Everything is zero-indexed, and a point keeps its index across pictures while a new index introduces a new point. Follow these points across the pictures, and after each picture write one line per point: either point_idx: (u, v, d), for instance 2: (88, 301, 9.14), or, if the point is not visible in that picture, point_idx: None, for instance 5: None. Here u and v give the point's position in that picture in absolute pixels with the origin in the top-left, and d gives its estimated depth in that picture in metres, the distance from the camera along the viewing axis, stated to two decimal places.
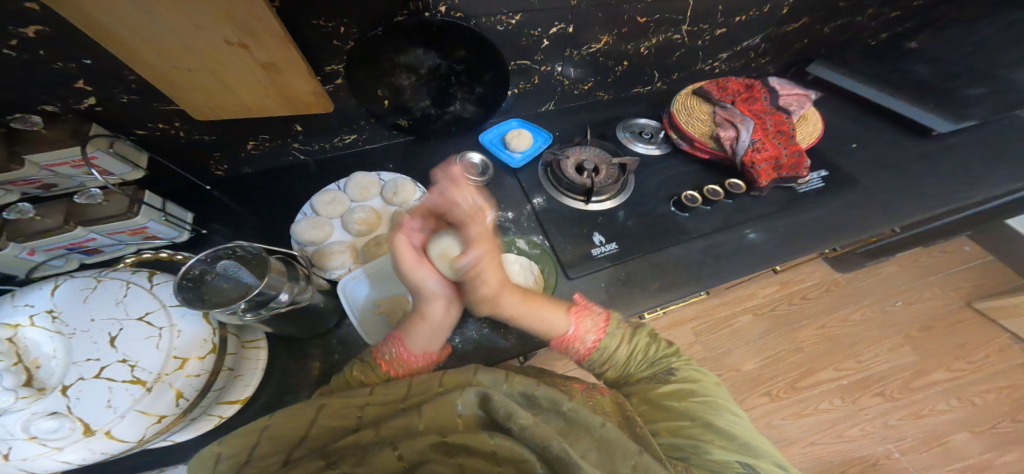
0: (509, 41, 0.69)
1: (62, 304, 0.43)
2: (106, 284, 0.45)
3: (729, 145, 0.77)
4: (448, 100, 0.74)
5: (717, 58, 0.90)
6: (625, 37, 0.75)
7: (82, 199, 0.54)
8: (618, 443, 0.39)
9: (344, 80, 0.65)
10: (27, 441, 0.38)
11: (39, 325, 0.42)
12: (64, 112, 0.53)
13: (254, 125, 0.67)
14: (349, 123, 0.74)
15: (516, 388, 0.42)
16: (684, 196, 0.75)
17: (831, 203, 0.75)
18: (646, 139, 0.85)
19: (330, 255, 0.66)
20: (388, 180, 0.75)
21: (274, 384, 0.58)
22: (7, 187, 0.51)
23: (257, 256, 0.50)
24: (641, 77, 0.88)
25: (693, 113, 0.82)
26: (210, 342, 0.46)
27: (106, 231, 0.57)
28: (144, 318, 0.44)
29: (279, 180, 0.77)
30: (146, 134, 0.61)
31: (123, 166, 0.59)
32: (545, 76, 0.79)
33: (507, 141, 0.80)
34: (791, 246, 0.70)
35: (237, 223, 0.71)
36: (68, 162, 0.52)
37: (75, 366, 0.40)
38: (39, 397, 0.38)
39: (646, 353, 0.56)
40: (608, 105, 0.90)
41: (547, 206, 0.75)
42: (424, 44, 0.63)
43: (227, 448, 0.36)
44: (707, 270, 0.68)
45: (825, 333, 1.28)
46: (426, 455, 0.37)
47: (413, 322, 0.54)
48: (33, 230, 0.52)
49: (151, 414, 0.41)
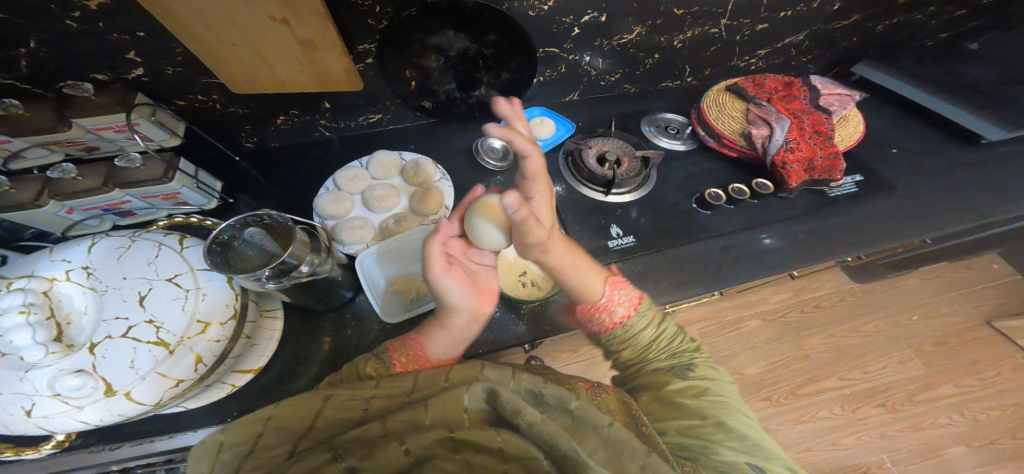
0: (541, 28, 0.67)
1: (97, 261, 0.44)
2: (139, 245, 0.46)
3: (761, 143, 0.74)
4: (473, 84, 0.74)
5: (754, 54, 0.88)
6: (660, 28, 0.74)
7: (121, 163, 0.55)
8: (625, 444, 0.39)
9: (375, 60, 0.65)
10: (50, 398, 0.39)
11: (74, 280, 0.42)
12: (113, 81, 0.55)
13: (284, 99, 0.68)
14: (374, 103, 0.74)
15: (523, 386, 0.43)
16: (708, 193, 0.74)
17: (857, 210, 0.73)
18: (671, 134, 0.83)
19: (351, 230, 0.67)
20: (410, 159, 0.75)
21: (292, 354, 0.60)
22: (50, 148, 0.52)
23: (282, 225, 0.51)
24: (672, 71, 0.86)
25: (724, 110, 0.79)
26: (232, 308, 0.46)
27: (140, 194, 0.58)
28: (173, 280, 0.45)
29: (302, 155, 0.77)
30: (185, 105, 0.62)
31: (162, 132, 0.59)
32: (572, 65, 0.77)
33: (529, 128, 0.79)
34: (808, 253, 0.69)
35: (260, 195, 0.72)
36: (111, 127, 0.53)
37: (104, 324, 0.41)
38: (69, 354, 0.39)
39: (670, 342, 0.55)
40: (635, 98, 0.89)
41: (566, 195, 0.74)
42: (455, 26, 0.63)
43: (229, 437, 0.36)
44: (725, 270, 0.67)
45: (834, 342, 1.26)
46: (433, 449, 0.36)
47: (435, 329, 0.55)
48: (74, 190, 0.54)
49: (170, 378, 0.42)
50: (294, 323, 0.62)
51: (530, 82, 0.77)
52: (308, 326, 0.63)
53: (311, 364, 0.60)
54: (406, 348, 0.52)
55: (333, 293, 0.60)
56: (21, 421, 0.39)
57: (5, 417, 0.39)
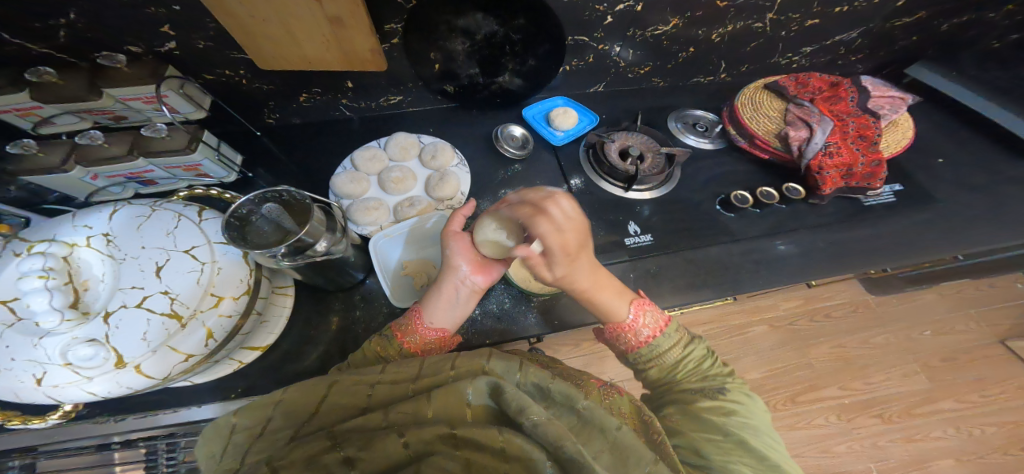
0: (573, 15, 0.64)
1: (118, 229, 0.43)
2: (160, 214, 0.45)
3: (797, 146, 0.71)
4: (498, 69, 0.72)
5: (797, 51, 0.84)
6: (698, 20, 0.71)
7: (148, 132, 0.54)
8: (632, 450, 0.38)
9: (401, 40, 0.63)
10: (62, 367, 0.38)
11: (93, 246, 0.42)
12: (146, 53, 0.54)
13: (308, 77, 0.66)
14: (397, 85, 0.72)
15: (529, 379, 0.42)
16: (734, 195, 0.72)
17: (880, 222, 0.71)
18: (699, 132, 0.81)
19: (366, 211, 0.66)
20: (428, 142, 0.74)
21: (301, 332, 0.61)
22: (80, 115, 0.53)
23: (302, 203, 0.49)
24: (706, 65, 0.83)
25: (760, 109, 0.76)
26: (245, 283, 0.46)
27: (163, 164, 0.57)
28: (189, 251, 0.43)
29: (321, 134, 0.76)
30: (212, 79, 0.61)
31: (189, 106, 0.59)
32: (601, 55, 0.75)
33: (551, 117, 0.77)
34: (826, 264, 0.68)
35: (274, 171, 0.71)
36: (140, 98, 0.54)
37: (120, 293, 0.40)
38: (83, 322, 0.38)
39: (698, 365, 0.52)
40: (663, 93, 0.86)
41: (584, 189, 0.73)
42: (484, 8, 0.61)
43: (241, 421, 0.37)
44: (742, 274, 0.66)
45: (841, 352, 1.25)
46: (433, 445, 0.35)
47: (430, 293, 0.54)
48: (100, 157, 0.53)
49: (180, 352, 0.41)
50: (304, 301, 0.62)
51: (556, 71, 0.75)
52: (318, 304, 0.63)
53: (318, 344, 0.60)
54: (408, 316, 0.53)
55: (346, 274, 0.60)
56: (32, 389, 0.38)
57: (16, 385, 0.38)
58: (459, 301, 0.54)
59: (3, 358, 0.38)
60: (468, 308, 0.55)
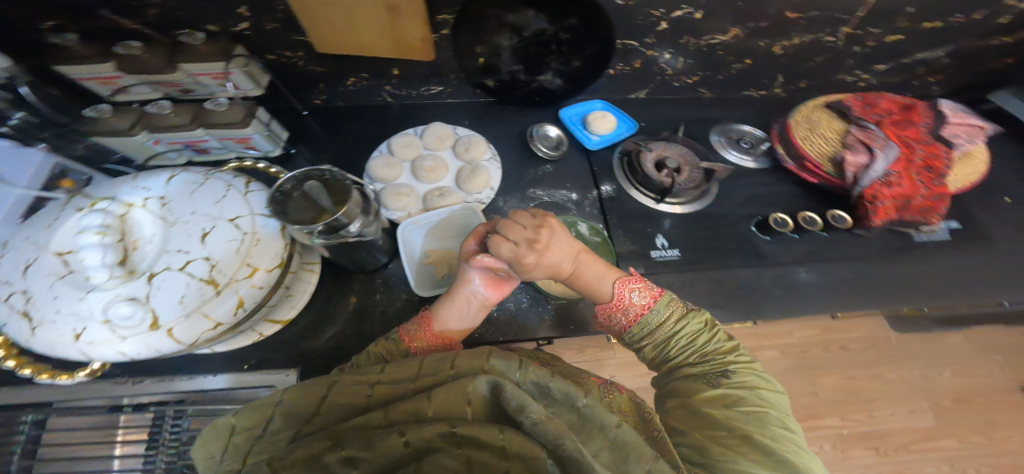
0: (627, 18, 0.63)
1: (173, 194, 0.44)
2: (211, 183, 0.46)
3: (853, 173, 0.67)
4: (541, 67, 0.71)
5: (866, 69, 0.82)
6: (761, 31, 0.69)
7: (210, 105, 0.58)
8: (634, 447, 0.35)
9: (450, 31, 0.62)
10: (100, 324, 0.37)
11: (148, 209, 0.42)
12: (221, 32, 0.56)
13: (353, 62, 0.65)
14: (438, 75, 0.71)
15: (528, 378, 0.40)
16: (773, 218, 0.70)
17: (915, 261, 0.69)
18: (743, 148, 0.79)
19: (397, 197, 0.66)
20: (463, 135, 0.73)
21: (319, 310, 0.61)
22: (153, 87, 0.56)
23: (341, 184, 0.49)
24: (761, 77, 0.81)
25: (816, 128, 0.72)
26: (280, 256, 0.45)
27: (219, 136, 0.60)
28: (233, 221, 0.43)
29: (359, 116, 0.75)
30: (274, 60, 0.62)
31: (249, 83, 0.60)
32: (648, 61, 0.73)
33: (588, 121, 0.75)
34: (852, 295, 0.66)
35: (307, 149, 0.71)
36: (208, 73, 0.55)
37: (166, 255, 0.40)
38: (128, 280, 0.38)
39: (693, 342, 0.51)
40: (708, 103, 0.84)
41: (614, 196, 0.72)
42: (537, 5, 0.60)
43: (243, 422, 0.37)
44: (766, 299, 0.65)
45: (849, 384, 1.21)
46: (434, 443, 0.34)
47: (439, 302, 0.54)
48: (163, 124, 0.56)
49: (211, 320, 0.40)
50: (327, 281, 0.62)
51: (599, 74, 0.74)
52: (339, 284, 0.62)
53: (333, 324, 0.60)
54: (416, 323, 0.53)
55: (371, 258, 0.60)
56: (68, 344, 0.37)
57: (55, 337, 0.37)
58: (466, 311, 0.53)
59: (49, 308, 0.37)
60: (477, 315, 0.54)
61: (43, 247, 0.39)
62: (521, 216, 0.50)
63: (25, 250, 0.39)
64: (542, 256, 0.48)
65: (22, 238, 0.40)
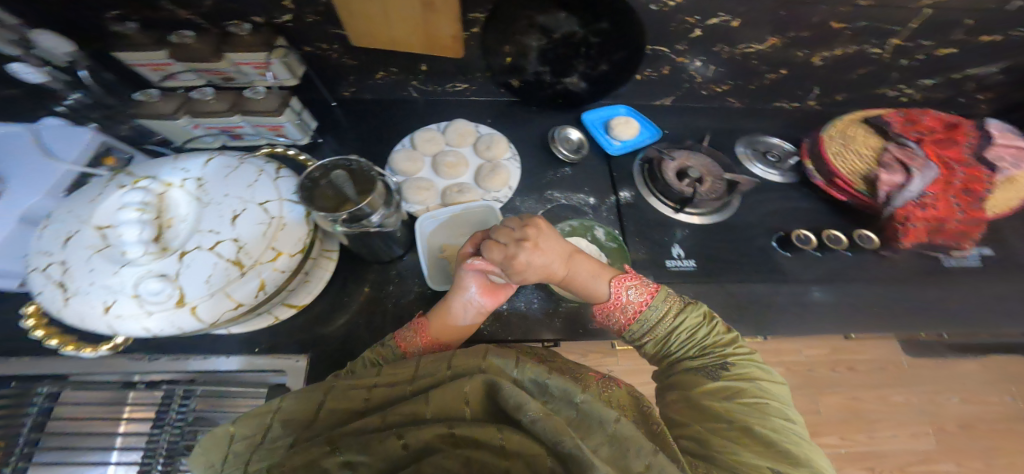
0: (660, 23, 0.63)
1: (209, 175, 0.45)
2: (245, 167, 0.46)
3: (887, 192, 0.65)
4: (568, 70, 0.71)
5: (911, 83, 0.80)
6: (800, 41, 0.68)
7: (249, 93, 0.59)
8: (634, 441, 0.34)
9: (480, 30, 0.62)
10: (130, 298, 0.38)
11: (185, 188, 0.43)
12: (265, 24, 0.58)
13: (383, 55, 0.66)
14: (465, 73, 0.71)
15: (526, 375, 0.39)
16: (795, 235, 0.69)
17: (935, 286, 0.67)
18: (770, 162, 0.78)
19: (416, 190, 0.66)
20: (485, 133, 0.73)
21: (333, 298, 0.61)
22: (198, 74, 0.59)
23: (368, 175, 0.49)
24: (796, 89, 0.80)
25: (851, 145, 0.71)
26: (303, 242, 0.45)
27: (253, 123, 0.62)
28: (263, 205, 0.44)
29: (383, 108, 0.76)
30: (310, 51, 0.63)
31: (286, 74, 0.62)
32: (677, 69, 0.73)
33: (610, 126, 0.75)
34: (867, 316, 0.65)
35: (330, 138, 0.72)
36: (250, 63, 0.58)
37: (198, 234, 0.40)
38: (161, 256, 0.39)
39: (691, 335, 0.50)
40: (737, 113, 0.84)
41: (632, 202, 0.71)
42: (570, 8, 0.61)
43: (241, 429, 0.36)
44: (778, 315, 0.63)
45: (853, 404, 1.19)
46: (433, 443, 0.33)
47: (434, 309, 0.54)
48: (205, 110, 0.58)
49: (232, 300, 0.41)
50: (342, 269, 0.63)
51: (626, 78, 0.74)
52: (354, 273, 0.63)
53: (345, 312, 0.60)
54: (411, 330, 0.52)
55: (386, 249, 0.60)
56: (98, 315, 0.38)
57: (87, 308, 0.38)
58: (461, 315, 0.53)
59: (85, 280, 0.38)
60: (473, 318, 0.54)
61: (86, 221, 0.40)
62: (510, 221, 0.49)
63: (68, 222, 0.41)
64: (530, 260, 0.46)
65: (67, 211, 0.41)
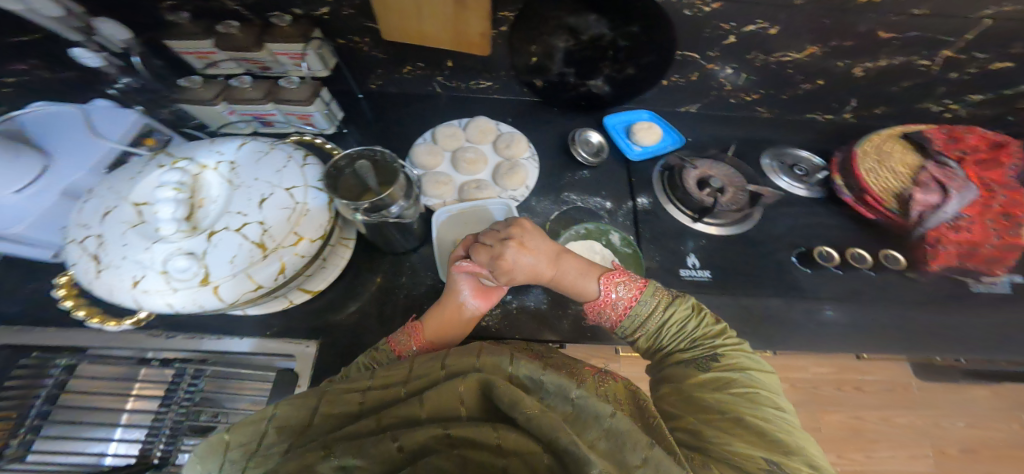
0: (693, 28, 0.62)
1: (241, 159, 0.45)
2: (276, 153, 0.47)
3: (920, 211, 0.66)
4: (593, 72, 0.71)
5: (958, 98, 0.77)
6: (842, 51, 0.66)
7: (284, 83, 0.61)
8: (627, 435, 0.34)
9: (508, 28, 0.62)
10: (158, 274, 0.39)
11: (218, 171, 0.44)
12: (304, 15, 0.58)
13: (412, 50, 0.66)
14: (490, 70, 0.71)
15: (519, 372, 0.38)
16: (817, 250, 0.69)
17: (952, 311, 0.65)
18: (796, 175, 0.77)
19: (435, 184, 0.66)
20: (506, 131, 0.73)
21: (346, 286, 0.61)
22: (239, 63, 0.60)
23: (391, 165, 0.50)
24: (831, 101, 0.79)
25: (885, 161, 0.71)
26: (324, 228, 0.46)
27: (285, 111, 0.63)
28: (289, 190, 0.45)
29: (408, 101, 0.76)
30: (343, 44, 0.64)
31: (320, 65, 0.62)
32: (706, 76, 0.72)
33: (632, 130, 0.74)
34: (882, 337, 0.63)
35: (352, 127, 0.72)
36: (288, 53, 0.59)
37: (227, 215, 0.41)
38: (190, 236, 0.39)
39: (681, 327, 0.50)
40: (765, 123, 0.83)
41: (649, 209, 0.71)
42: (601, 11, 0.59)
43: (235, 437, 0.34)
44: (788, 331, 0.62)
45: (854, 423, 1.17)
46: (430, 444, 0.33)
47: (429, 313, 0.54)
48: (242, 97, 0.60)
49: (253, 281, 0.41)
50: (358, 258, 0.63)
51: (654, 82, 0.73)
52: (368, 262, 0.63)
53: (355, 300, 0.60)
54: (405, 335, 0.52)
55: (402, 241, 0.60)
56: (126, 289, 0.39)
57: (116, 282, 0.39)
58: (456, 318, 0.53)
59: (117, 254, 0.39)
60: (467, 320, 0.54)
61: (124, 197, 0.41)
62: (497, 224, 0.51)
63: (106, 198, 0.42)
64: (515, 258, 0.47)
65: (106, 186, 0.43)
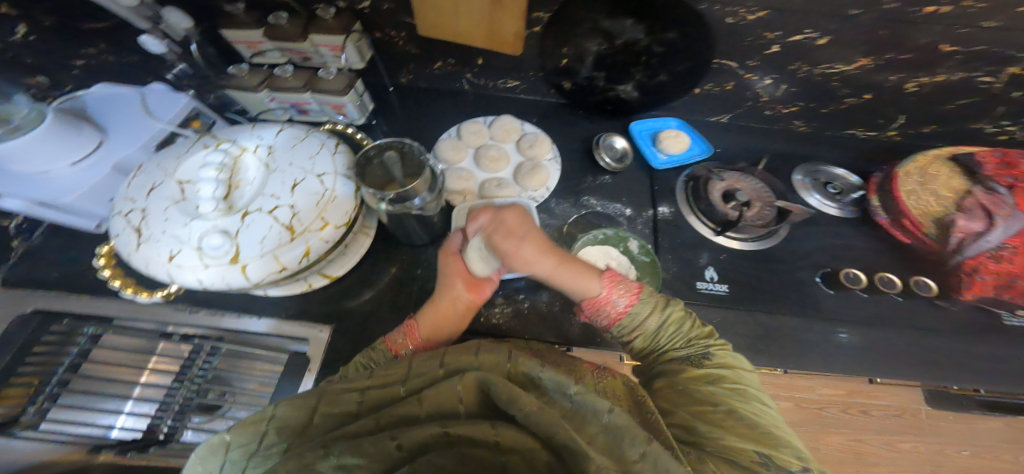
0: (734, 36, 0.61)
1: (278, 144, 0.47)
2: (310, 140, 0.48)
3: (959, 238, 0.63)
4: (623, 78, 0.70)
5: (1016, 121, 0.75)
6: (898, 64, 0.65)
7: (322, 73, 0.62)
8: (626, 430, 0.34)
9: (541, 29, 0.62)
10: (193, 250, 0.41)
11: (257, 155, 0.45)
12: (346, 8, 0.59)
13: (446, 47, 0.67)
14: (518, 70, 0.71)
15: (518, 370, 0.39)
16: (844, 273, 0.67)
17: (977, 344, 0.63)
18: (831, 194, 0.75)
19: (456, 180, 0.67)
20: (530, 131, 0.73)
21: (363, 274, 0.62)
22: (282, 53, 0.62)
23: (420, 161, 0.51)
24: (877, 117, 0.77)
25: (928, 184, 0.68)
26: (349, 215, 0.46)
27: (321, 101, 0.64)
28: (319, 176, 0.45)
29: (438, 95, 0.77)
30: (379, 38, 0.65)
31: (356, 57, 0.64)
32: (742, 86, 0.71)
33: (658, 138, 0.74)
34: (900, 364, 0.61)
35: (383, 119, 0.73)
36: (329, 45, 0.60)
37: (262, 197, 0.43)
38: (227, 215, 0.41)
39: (678, 327, 0.49)
40: (800, 138, 0.81)
41: (670, 219, 0.70)
42: (637, 16, 0.59)
43: (235, 438, 0.34)
44: (800, 352, 0.61)
45: (857, 448, 1.11)
46: (426, 442, 0.33)
47: (425, 311, 0.53)
48: (284, 86, 0.61)
49: (279, 263, 0.42)
50: (378, 247, 0.64)
51: (686, 91, 0.73)
52: (386, 253, 0.64)
53: (370, 289, 0.61)
54: (401, 333, 0.51)
55: (422, 234, 0.60)
56: (162, 263, 0.41)
57: (153, 255, 0.41)
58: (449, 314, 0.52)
59: (158, 228, 0.41)
60: (462, 316, 0.53)
61: (171, 175, 0.44)
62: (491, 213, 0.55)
63: (154, 174, 0.44)
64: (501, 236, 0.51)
65: (154, 163, 0.45)
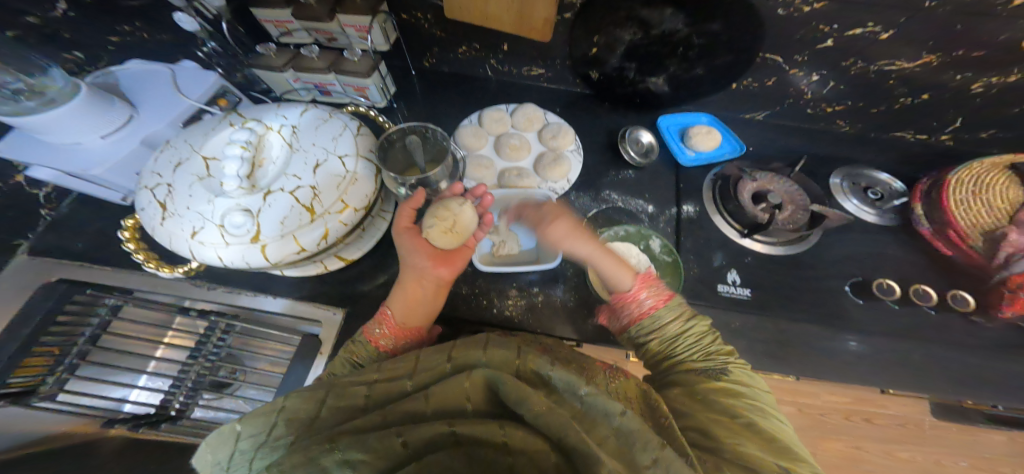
0: (784, 30, 0.60)
1: (302, 124, 0.45)
2: (333, 122, 0.47)
3: (1006, 254, 0.60)
4: (657, 70, 0.69)
5: None
6: (964, 63, 0.62)
7: (347, 54, 0.61)
8: (638, 434, 0.33)
9: (573, 16, 0.60)
10: (215, 228, 0.40)
11: (281, 134, 0.44)
12: None
13: (477, 31, 0.65)
14: (545, 57, 0.69)
15: (528, 366, 0.37)
16: (877, 284, 0.65)
17: (1000, 360, 0.62)
18: (869, 199, 0.72)
19: (476, 167, 0.66)
20: (553, 121, 0.71)
21: (379, 258, 0.62)
22: (309, 33, 0.61)
23: (439, 145, 0.56)
24: (930, 119, 0.74)
25: (981, 193, 0.64)
26: (368, 199, 0.45)
27: (344, 82, 0.64)
28: (342, 158, 0.45)
29: (463, 79, 0.75)
30: (405, 20, 0.64)
31: (381, 39, 0.63)
32: (784, 82, 0.69)
33: (688, 134, 0.72)
34: (919, 376, 0.60)
35: (407, 102, 0.72)
36: (356, 26, 0.59)
37: (284, 177, 0.42)
38: (250, 193, 0.40)
39: (698, 339, 0.48)
40: (843, 138, 0.78)
41: (694, 217, 0.68)
42: (678, 5, 0.57)
43: (246, 428, 0.34)
44: (811, 360, 0.60)
45: (852, 453, 1.03)
46: (434, 442, 0.32)
47: (396, 296, 0.50)
48: (308, 66, 0.61)
49: (298, 244, 0.42)
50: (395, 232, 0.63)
51: (724, 85, 0.71)
52: None
53: (383, 273, 0.60)
54: (377, 322, 0.49)
55: None
56: (185, 238, 0.40)
57: (178, 230, 0.41)
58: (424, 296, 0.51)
59: (182, 204, 0.40)
60: (436, 294, 0.52)
61: (196, 151, 0.43)
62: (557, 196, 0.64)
63: (181, 149, 0.43)
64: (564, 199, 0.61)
65: (181, 138, 0.44)
